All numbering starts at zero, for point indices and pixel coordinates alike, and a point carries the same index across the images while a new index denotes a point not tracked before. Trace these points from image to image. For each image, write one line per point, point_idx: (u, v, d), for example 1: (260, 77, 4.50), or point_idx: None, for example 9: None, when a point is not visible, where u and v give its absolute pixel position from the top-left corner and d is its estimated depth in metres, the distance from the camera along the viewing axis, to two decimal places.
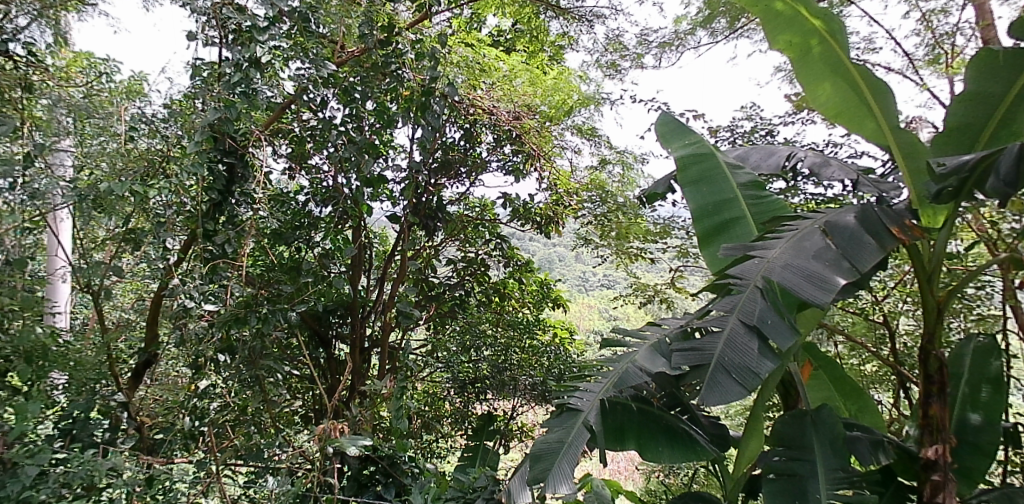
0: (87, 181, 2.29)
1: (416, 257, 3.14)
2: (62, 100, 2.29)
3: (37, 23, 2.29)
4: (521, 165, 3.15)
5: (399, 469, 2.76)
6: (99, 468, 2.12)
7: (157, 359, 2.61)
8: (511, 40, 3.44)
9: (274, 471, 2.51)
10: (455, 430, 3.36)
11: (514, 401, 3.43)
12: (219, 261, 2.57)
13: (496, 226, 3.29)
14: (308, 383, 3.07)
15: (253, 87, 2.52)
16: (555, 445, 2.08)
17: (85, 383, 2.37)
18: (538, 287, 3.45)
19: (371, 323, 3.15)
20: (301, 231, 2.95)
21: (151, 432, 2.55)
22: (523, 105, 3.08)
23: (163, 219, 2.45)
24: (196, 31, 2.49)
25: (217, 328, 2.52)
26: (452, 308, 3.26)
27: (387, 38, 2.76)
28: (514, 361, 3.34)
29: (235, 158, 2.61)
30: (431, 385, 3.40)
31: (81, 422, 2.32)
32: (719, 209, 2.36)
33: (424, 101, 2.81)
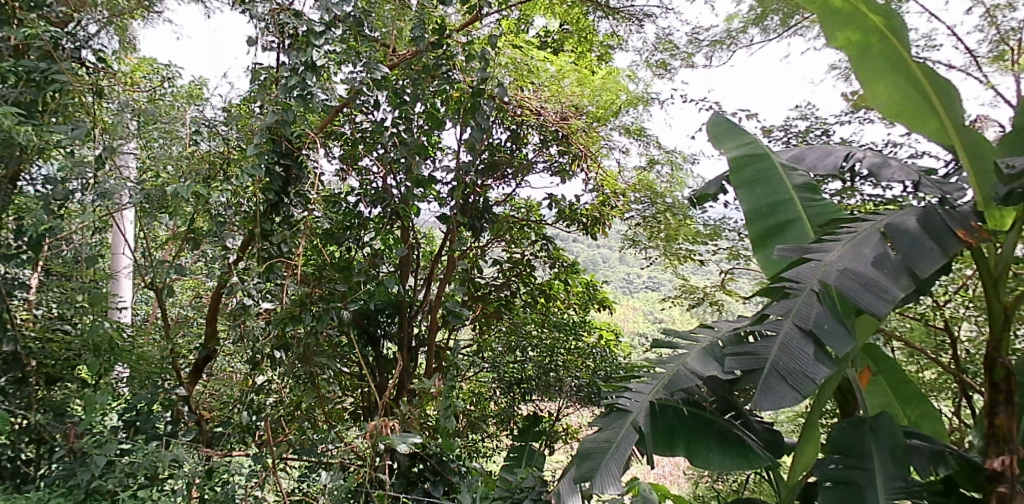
0: (153, 182, 2.41)
1: (463, 259, 3.17)
2: (130, 105, 2.40)
3: (106, 31, 2.50)
4: (567, 166, 3.14)
5: (447, 468, 2.82)
6: (161, 459, 2.26)
7: (216, 355, 2.72)
8: (558, 40, 3.37)
9: (327, 467, 2.60)
10: (500, 431, 3.33)
11: (559, 402, 3.34)
12: (276, 260, 2.65)
13: (542, 228, 3.29)
14: (359, 381, 3.09)
15: (309, 90, 2.57)
16: (602, 445, 2.07)
17: (148, 376, 2.53)
18: (584, 288, 3.41)
19: (418, 323, 3.19)
20: (351, 232, 2.97)
21: (210, 426, 2.68)
22: (571, 106, 3.05)
23: (223, 218, 2.54)
24: (255, 37, 2.58)
25: (274, 326, 2.62)
26: (498, 309, 3.30)
27: (438, 40, 2.79)
28: (559, 363, 3.29)
29: (291, 160, 2.67)
30: (476, 385, 3.35)
31: (145, 415, 2.49)
32: (774, 211, 2.32)
33: (475, 102, 2.82)
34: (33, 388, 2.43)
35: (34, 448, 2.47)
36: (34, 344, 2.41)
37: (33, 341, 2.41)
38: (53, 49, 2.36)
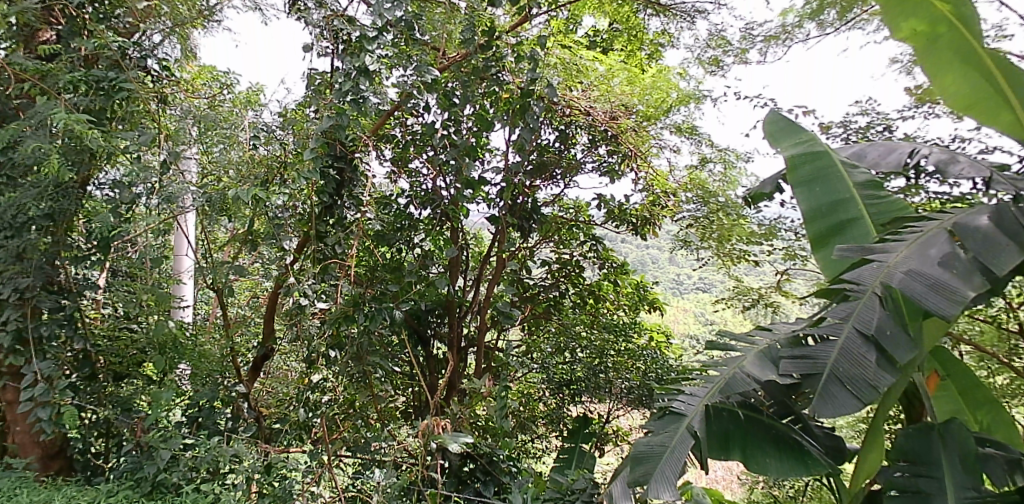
0: (214, 186, 2.46)
1: (511, 259, 3.19)
2: (189, 111, 2.51)
3: (169, 40, 2.61)
4: (617, 165, 3.10)
5: (497, 468, 2.82)
6: (223, 454, 2.37)
7: (273, 353, 2.84)
8: (609, 39, 3.38)
9: (380, 464, 2.62)
10: (549, 431, 3.31)
11: (609, 405, 3.31)
12: (331, 261, 2.70)
13: (590, 228, 3.29)
14: (410, 380, 3.12)
15: (361, 95, 2.60)
16: (656, 449, 2.05)
17: (208, 374, 2.66)
18: (634, 289, 3.36)
19: (468, 323, 3.22)
20: (402, 233, 2.98)
21: (269, 422, 2.78)
22: (621, 105, 2.96)
23: (280, 220, 2.59)
24: (311, 43, 2.68)
25: (329, 325, 2.65)
26: (547, 309, 3.32)
27: (488, 42, 2.76)
28: (609, 364, 3.24)
29: (344, 163, 2.75)
30: (525, 385, 3.34)
31: (206, 411, 2.62)
32: (834, 210, 2.25)
33: (524, 103, 2.83)
34: (102, 385, 2.57)
35: (103, 442, 2.61)
36: (103, 342, 2.57)
37: (102, 338, 2.58)
38: (120, 59, 2.48)
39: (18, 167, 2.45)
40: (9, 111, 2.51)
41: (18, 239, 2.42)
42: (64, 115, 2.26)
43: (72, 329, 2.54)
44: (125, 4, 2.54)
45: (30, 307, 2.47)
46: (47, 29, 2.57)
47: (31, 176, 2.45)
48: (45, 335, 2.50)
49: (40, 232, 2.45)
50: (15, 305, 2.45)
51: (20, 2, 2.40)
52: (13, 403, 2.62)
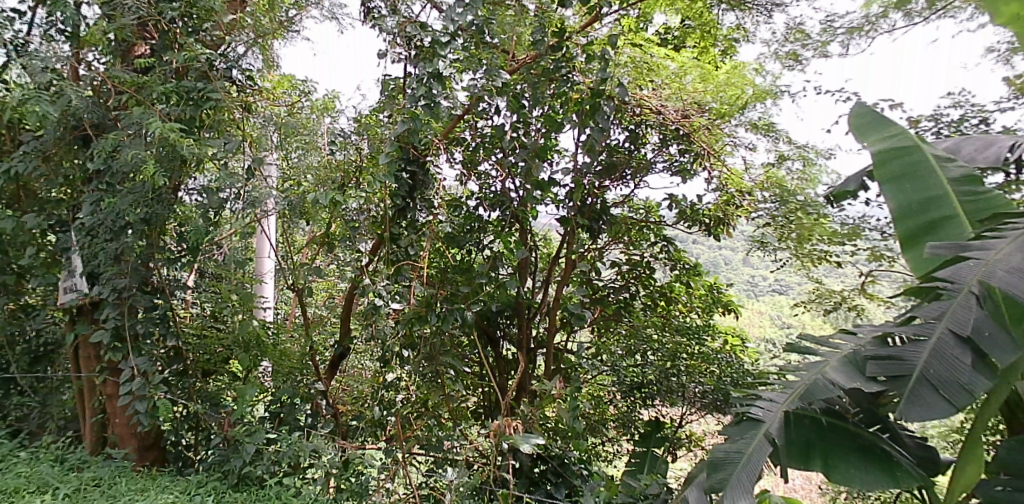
0: (296, 191, 2.60)
1: (581, 261, 3.15)
2: (272, 119, 2.63)
3: (252, 51, 2.75)
4: (689, 165, 2.98)
5: (569, 470, 2.87)
6: (303, 448, 2.52)
7: (349, 352, 2.95)
8: (680, 37, 3.17)
9: (453, 464, 2.65)
10: (620, 435, 3.28)
11: (681, 409, 3.27)
12: (404, 262, 2.77)
13: (661, 229, 3.21)
14: (481, 381, 3.14)
15: (435, 99, 2.67)
16: (733, 456, 1.99)
17: (290, 372, 2.76)
18: (707, 291, 3.29)
19: (537, 324, 3.20)
20: (471, 235, 3.01)
21: (345, 419, 2.90)
22: (694, 102, 2.86)
23: (355, 223, 2.74)
24: (385, 50, 2.75)
25: (402, 326, 2.70)
26: (616, 311, 3.25)
27: (558, 43, 2.75)
28: (682, 368, 3.19)
29: (417, 167, 2.81)
30: (595, 387, 3.29)
31: (287, 408, 2.76)
32: (926, 208, 2.14)
33: (595, 103, 2.78)
34: (192, 381, 2.73)
35: (193, 435, 2.77)
36: (194, 339, 2.73)
37: (192, 336, 2.74)
38: (208, 70, 2.61)
39: (116, 174, 2.59)
40: (107, 123, 2.65)
41: (116, 243, 2.57)
42: (160, 124, 2.39)
43: (165, 327, 2.71)
44: (212, 17, 2.65)
45: (127, 305, 2.64)
46: (141, 43, 2.70)
47: (128, 183, 2.59)
48: (141, 332, 2.67)
49: (135, 235, 2.60)
50: (114, 304, 2.63)
51: (118, 19, 2.55)
52: (113, 397, 2.78)
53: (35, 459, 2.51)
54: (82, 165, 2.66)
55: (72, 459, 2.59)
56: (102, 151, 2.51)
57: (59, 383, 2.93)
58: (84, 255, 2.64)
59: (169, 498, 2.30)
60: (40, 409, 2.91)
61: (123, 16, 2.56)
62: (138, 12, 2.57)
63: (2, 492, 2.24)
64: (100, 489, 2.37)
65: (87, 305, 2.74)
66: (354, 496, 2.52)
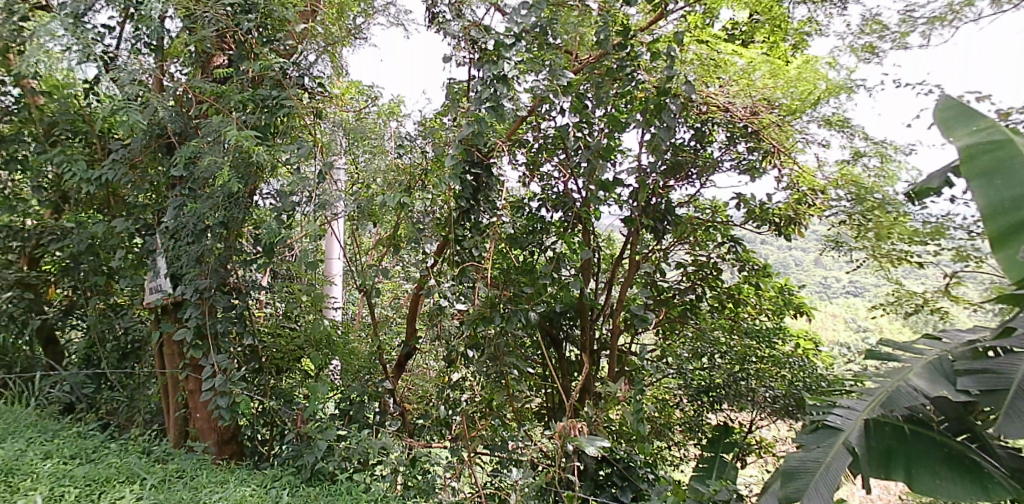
0: (365, 193, 2.68)
1: (644, 262, 3.09)
2: (341, 124, 2.71)
3: (322, 59, 2.83)
4: (758, 162, 2.92)
5: (635, 474, 2.83)
6: (371, 446, 2.60)
7: (415, 352, 2.98)
8: (748, 32, 3.03)
9: (518, 464, 2.70)
10: (687, 439, 3.21)
11: (752, 415, 3.16)
12: (468, 264, 2.79)
13: (728, 229, 3.11)
14: (544, 382, 3.14)
15: (500, 102, 2.66)
16: (811, 465, 1.94)
17: (359, 371, 2.86)
18: (777, 293, 3.19)
19: (600, 326, 3.17)
20: (533, 236, 2.98)
21: (412, 417, 2.94)
22: (763, 99, 2.74)
23: (421, 225, 2.74)
24: (450, 54, 2.79)
25: (467, 326, 2.76)
26: (682, 313, 3.20)
27: (623, 42, 2.72)
28: (751, 372, 3.10)
29: (481, 169, 2.84)
30: (660, 390, 3.23)
31: (357, 405, 2.82)
32: (1018, 206, 2.02)
33: (660, 101, 2.71)
34: (266, 378, 2.86)
35: (268, 430, 2.91)
36: (267, 338, 2.86)
37: (267, 335, 2.87)
38: (282, 78, 2.72)
39: (197, 180, 2.71)
40: (189, 131, 2.78)
41: (198, 245, 2.70)
42: (236, 132, 2.50)
43: (242, 326, 2.80)
44: (285, 27, 2.77)
45: (208, 305, 2.76)
46: (219, 54, 2.82)
47: (207, 189, 2.71)
48: (220, 331, 2.78)
49: (215, 238, 2.71)
50: (195, 304, 2.76)
51: (199, 32, 2.67)
52: (195, 392, 2.91)
53: (124, 451, 2.66)
54: (166, 171, 2.80)
55: (157, 451, 2.73)
56: (184, 158, 2.64)
57: (145, 379, 3.09)
58: (168, 257, 2.78)
59: (247, 491, 2.40)
60: (128, 404, 3.08)
61: (203, 28, 2.68)
62: (217, 24, 2.69)
63: (95, 481, 2.38)
64: (183, 480, 2.48)
65: (171, 304, 2.87)
66: (421, 493, 2.56)
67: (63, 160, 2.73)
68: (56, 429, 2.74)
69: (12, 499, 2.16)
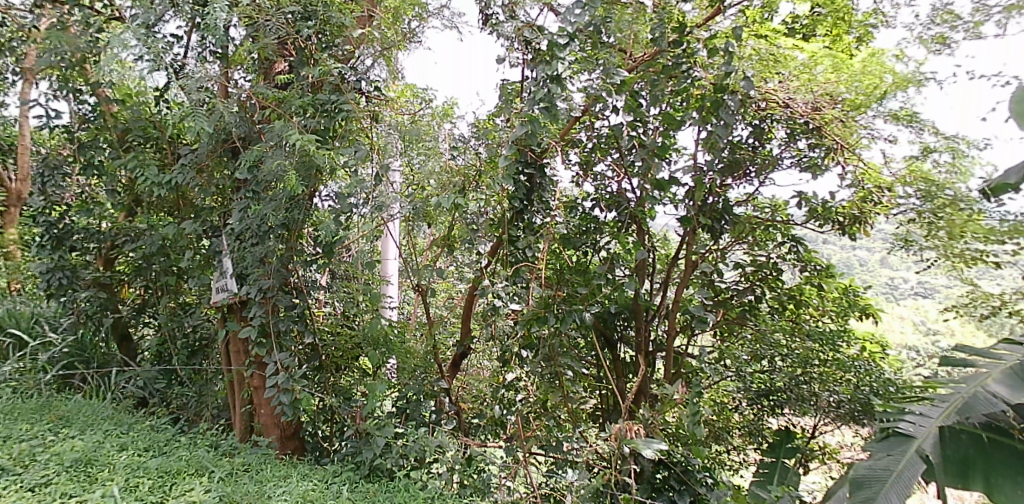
0: (420, 195, 2.72)
1: (702, 262, 3.03)
2: (395, 126, 2.78)
3: (377, 63, 2.87)
4: (819, 159, 2.81)
5: (693, 477, 2.77)
6: (428, 444, 2.64)
7: (469, 352, 3.02)
8: (809, 25, 2.87)
9: (573, 464, 2.71)
10: (747, 443, 3.16)
11: (815, 419, 3.10)
12: (521, 264, 2.81)
13: (789, 228, 3.01)
14: (598, 383, 3.11)
15: (554, 102, 2.64)
16: (881, 473, 1.90)
17: (415, 369, 2.90)
18: (841, 295, 3.10)
19: (655, 327, 3.11)
20: (587, 236, 2.99)
21: (467, 417, 2.96)
22: (826, 94, 2.65)
23: (474, 226, 2.78)
24: (504, 56, 2.82)
25: (521, 326, 2.75)
26: (740, 315, 3.08)
27: (679, 39, 2.67)
28: (814, 376, 3.03)
29: (534, 169, 2.87)
30: (718, 393, 3.18)
31: (414, 404, 2.87)
32: None
33: (718, 98, 2.63)
34: (327, 376, 2.96)
35: (328, 427, 2.98)
36: (328, 337, 2.95)
37: (327, 334, 2.96)
38: (340, 83, 2.79)
39: (261, 182, 2.80)
40: (253, 136, 2.86)
41: (262, 246, 2.80)
42: (299, 136, 2.56)
43: (303, 325, 2.91)
44: (343, 33, 2.83)
45: (271, 304, 2.86)
46: (280, 61, 2.90)
47: (270, 191, 2.79)
48: (282, 329, 2.87)
49: (277, 239, 2.79)
50: (259, 303, 2.86)
51: (261, 40, 2.76)
52: (258, 389, 3.00)
53: (193, 445, 2.77)
54: (231, 175, 2.90)
55: (224, 445, 2.83)
56: (249, 162, 2.74)
57: (212, 376, 3.21)
58: (233, 258, 2.88)
59: (309, 486, 2.46)
60: (197, 399, 3.21)
61: (266, 37, 2.76)
62: (278, 32, 2.77)
63: (167, 473, 2.48)
64: (248, 473, 2.57)
65: (236, 303, 2.98)
66: (477, 492, 2.62)
67: (136, 165, 2.85)
68: (131, 423, 2.87)
69: (92, 489, 2.29)
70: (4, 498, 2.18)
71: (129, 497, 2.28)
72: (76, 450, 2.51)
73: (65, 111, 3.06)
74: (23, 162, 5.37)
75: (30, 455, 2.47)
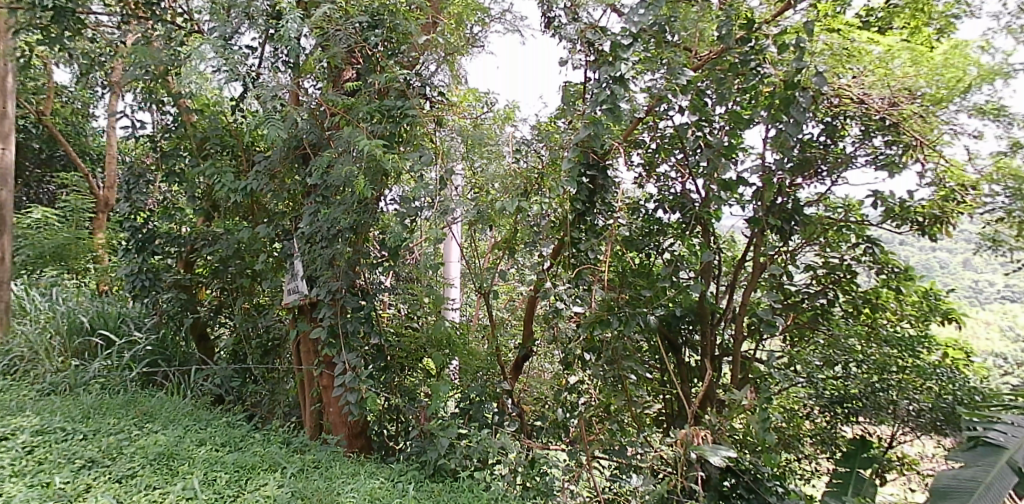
0: (483, 199, 2.75)
1: (771, 263, 2.91)
2: (459, 131, 2.81)
3: (441, 68, 2.93)
4: (897, 157, 2.66)
5: (763, 487, 2.72)
6: (491, 445, 2.68)
7: (531, 355, 2.98)
8: (886, 18, 2.77)
9: (637, 470, 2.67)
10: (819, 452, 3.04)
11: (894, 428, 2.95)
12: (584, 267, 2.80)
13: (864, 229, 2.88)
14: (662, 387, 3.06)
15: (617, 103, 2.60)
16: (968, 484, 2.01)
17: (476, 371, 2.94)
18: (921, 298, 2.93)
19: (722, 331, 3.05)
20: (651, 238, 2.97)
21: (530, 419, 2.97)
22: (904, 88, 2.53)
23: (536, 228, 2.79)
24: (567, 57, 2.85)
25: (584, 329, 2.74)
26: (812, 319, 2.98)
27: (746, 36, 2.59)
28: (892, 383, 2.90)
29: (596, 171, 2.83)
30: (788, 400, 3.08)
31: (476, 405, 2.90)
32: None
33: (788, 95, 2.53)
34: (391, 376, 3.01)
35: (394, 425, 3.05)
36: (392, 337, 3.02)
37: (392, 335, 3.04)
38: (405, 89, 2.86)
39: (330, 187, 2.88)
40: (323, 142, 2.95)
41: (331, 249, 2.87)
42: (367, 142, 2.62)
43: (369, 326, 2.96)
44: (408, 40, 2.89)
45: (339, 305, 2.93)
46: (349, 69, 2.98)
47: (340, 195, 2.87)
48: (350, 330, 2.94)
49: (344, 243, 2.87)
50: (328, 304, 2.94)
51: (332, 49, 2.84)
52: (327, 387, 3.08)
53: (267, 441, 2.88)
54: (302, 181, 2.98)
55: (296, 442, 2.93)
56: (320, 167, 2.82)
57: (285, 374, 3.33)
58: (304, 260, 2.98)
59: (376, 483, 2.52)
60: (270, 396, 3.33)
61: (336, 46, 2.84)
62: (348, 41, 2.84)
63: (242, 468, 2.58)
64: (319, 470, 2.65)
65: (307, 304, 3.07)
66: (541, 495, 2.63)
67: (214, 173, 2.99)
68: (209, 419, 3.00)
69: (174, 482, 2.40)
70: (94, 489, 2.32)
71: (208, 490, 2.38)
72: (159, 443, 2.64)
73: (148, 122, 3.25)
74: (111, 171, 5.72)
75: (117, 448, 2.61)
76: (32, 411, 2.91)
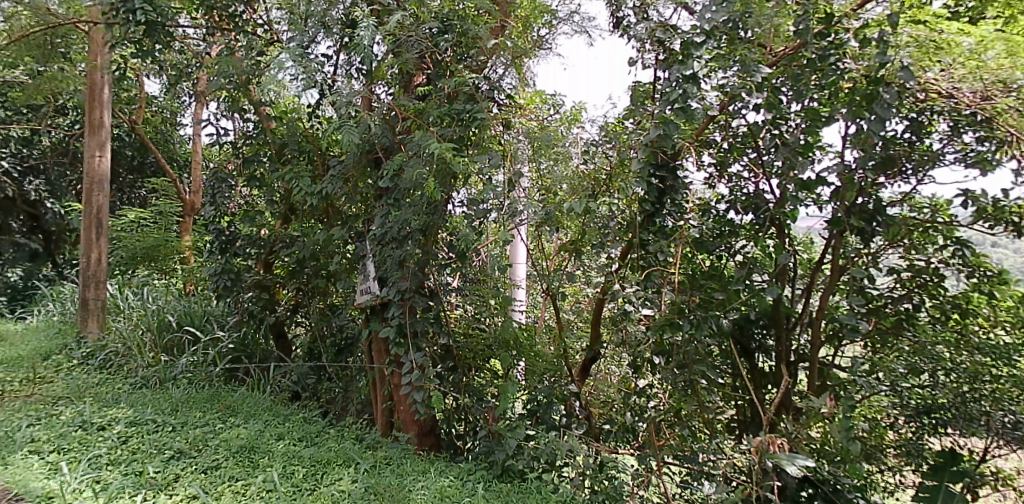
0: (551, 201, 2.75)
1: (851, 266, 2.81)
2: (527, 132, 2.82)
3: (509, 71, 2.96)
4: (990, 154, 2.52)
5: (842, 498, 2.60)
6: (560, 447, 2.69)
7: (599, 356, 2.96)
8: (978, 7, 2.61)
9: (710, 477, 2.64)
10: (903, 464, 2.88)
11: (987, 441, 2.76)
12: (653, 269, 2.73)
13: (952, 230, 2.74)
14: (734, 393, 2.98)
15: (689, 102, 2.55)
16: None
17: (544, 371, 2.94)
18: (1018, 305, 2.70)
19: (797, 336, 2.93)
20: (721, 240, 2.87)
21: (598, 422, 2.96)
22: (999, 81, 2.38)
23: (604, 230, 2.81)
24: (636, 58, 2.82)
25: (653, 332, 2.65)
26: (896, 324, 2.82)
27: (826, 30, 2.49)
28: (984, 393, 2.73)
29: (666, 171, 2.76)
30: (870, 409, 2.90)
31: (544, 406, 2.91)
32: None
33: (873, 90, 2.40)
34: (460, 375, 3.07)
35: (463, 425, 3.09)
36: (461, 338, 3.07)
37: (460, 336, 3.08)
38: (475, 92, 2.87)
39: (401, 190, 2.94)
40: (395, 146, 3.01)
41: (401, 251, 2.93)
42: (437, 145, 2.66)
43: (438, 326, 3.04)
44: (477, 44, 2.93)
45: (409, 305, 3.00)
46: (420, 74, 3.04)
47: (409, 198, 2.92)
48: (420, 330, 3.01)
49: (415, 244, 2.92)
50: (398, 304, 3.01)
51: (404, 55, 2.91)
52: (397, 386, 3.14)
53: (341, 437, 2.97)
54: (374, 184, 3.06)
55: (368, 439, 3.02)
56: (391, 171, 2.88)
57: (355, 373, 3.40)
58: (376, 261, 3.06)
59: (447, 481, 2.56)
60: (344, 394, 3.43)
61: (408, 52, 2.91)
62: (419, 47, 2.91)
63: (318, 462, 2.66)
64: (390, 466, 2.71)
65: (378, 305, 3.14)
66: (609, 498, 2.64)
67: (292, 177, 3.11)
68: (287, 414, 3.12)
69: (255, 473, 2.51)
70: (182, 478, 2.45)
71: (286, 483, 2.47)
72: (241, 437, 2.77)
73: (231, 129, 3.42)
74: (197, 178, 6.00)
75: (203, 440, 2.75)
76: (126, 403, 3.10)
